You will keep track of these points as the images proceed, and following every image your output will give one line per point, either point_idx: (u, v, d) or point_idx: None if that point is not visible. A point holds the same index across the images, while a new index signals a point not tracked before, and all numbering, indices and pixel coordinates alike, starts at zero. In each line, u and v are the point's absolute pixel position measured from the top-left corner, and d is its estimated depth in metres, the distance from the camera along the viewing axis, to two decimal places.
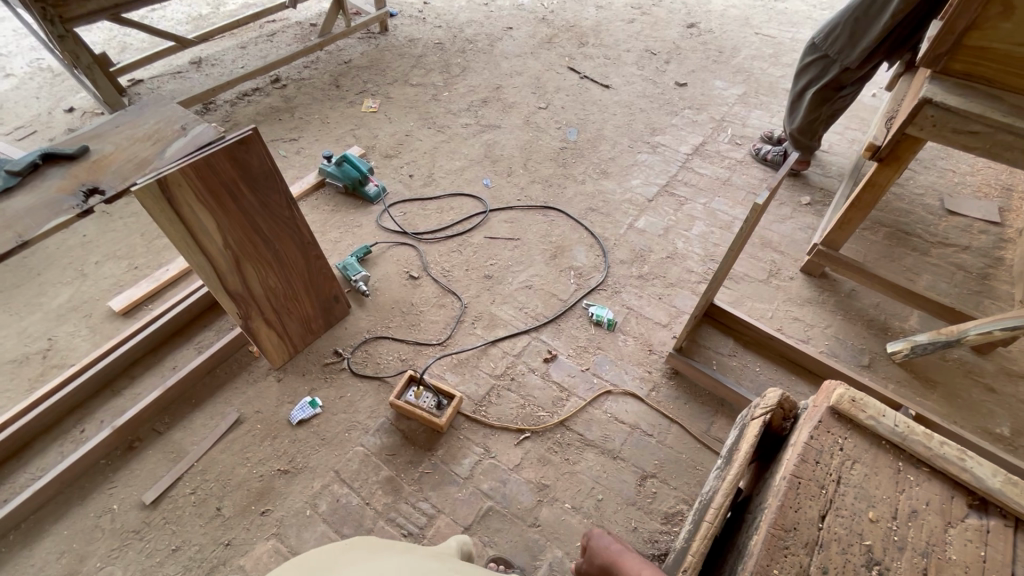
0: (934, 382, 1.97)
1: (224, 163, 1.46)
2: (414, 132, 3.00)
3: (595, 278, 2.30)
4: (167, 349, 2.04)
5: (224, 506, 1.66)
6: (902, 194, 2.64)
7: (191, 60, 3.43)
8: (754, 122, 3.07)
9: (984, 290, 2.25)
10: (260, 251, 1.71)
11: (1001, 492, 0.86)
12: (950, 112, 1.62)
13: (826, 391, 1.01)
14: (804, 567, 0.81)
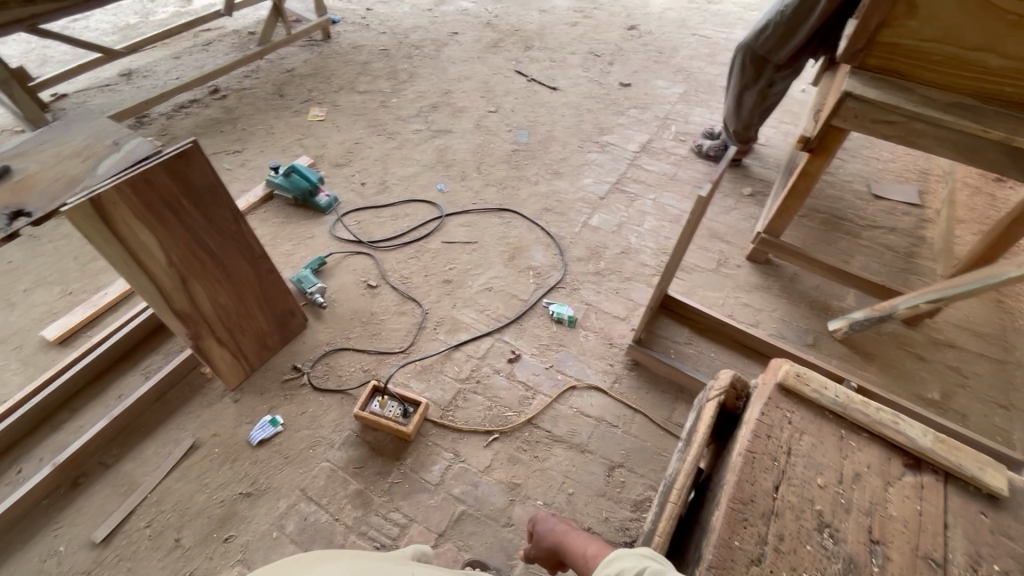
0: (872, 356, 2.12)
1: (163, 178, 1.41)
2: (364, 140, 2.96)
3: (554, 276, 2.34)
4: (110, 377, 1.93)
5: (183, 537, 1.58)
6: (833, 182, 2.82)
7: (120, 72, 3.26)
8: (695, 119, 3.21)
9: (910, 267, 2.43)
10: (208, 268, 1.65)
11: (931, 450, 0.94)
12: (869, 104, 1.75)
13: (774, 369, 1.07)
14: (763, 537, 0.86)
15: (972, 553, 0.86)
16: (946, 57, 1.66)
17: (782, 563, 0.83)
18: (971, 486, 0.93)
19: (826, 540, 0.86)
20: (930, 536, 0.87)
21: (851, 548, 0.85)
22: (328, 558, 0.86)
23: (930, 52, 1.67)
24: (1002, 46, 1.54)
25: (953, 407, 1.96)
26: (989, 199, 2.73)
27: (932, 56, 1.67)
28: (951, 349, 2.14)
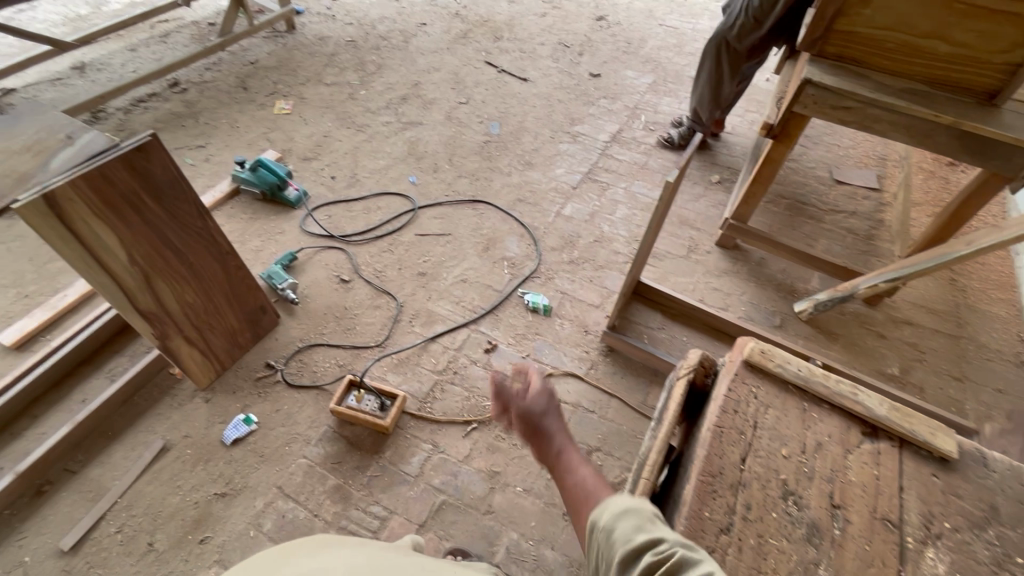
0: (835, 335, 2.20)
1: (121, 172, 1.36)
2: (332, 133, 2.91)
3: (528, 266, 2.35)
4: (73, 382, 1.86)
5: (157, 540, 1.55)
6: (797, 169, 2.91)
7: (72, 65, 3.12)
8: (664, 108, 3.25)
9: (870, 249, 2.53)
10: (172, 265, 1.60)
11: (887, 418, 0.99)
12: (828, 91, 1.81)
13: (740, 347, 1.11)
14: (731, 507, 0.89)
15: (925, 512, 0.91)
16: (899, 44, 1.72)
17: (750, 531, 0.87)
18: (924, 451, 0.98)
19: (790, 507, 0.90)
20: (887, 498, 0.92)
21: (814, 513, 0.89)
22: (331, 545, 0.94)
23: (883, 39, 1.73)
24: (949, 33, 1.61)
25: (910, 381, 2.05)
26: (942, 182, 2.85)
27: (886, 43, 1.73)
28: (908, 326, 2.23)
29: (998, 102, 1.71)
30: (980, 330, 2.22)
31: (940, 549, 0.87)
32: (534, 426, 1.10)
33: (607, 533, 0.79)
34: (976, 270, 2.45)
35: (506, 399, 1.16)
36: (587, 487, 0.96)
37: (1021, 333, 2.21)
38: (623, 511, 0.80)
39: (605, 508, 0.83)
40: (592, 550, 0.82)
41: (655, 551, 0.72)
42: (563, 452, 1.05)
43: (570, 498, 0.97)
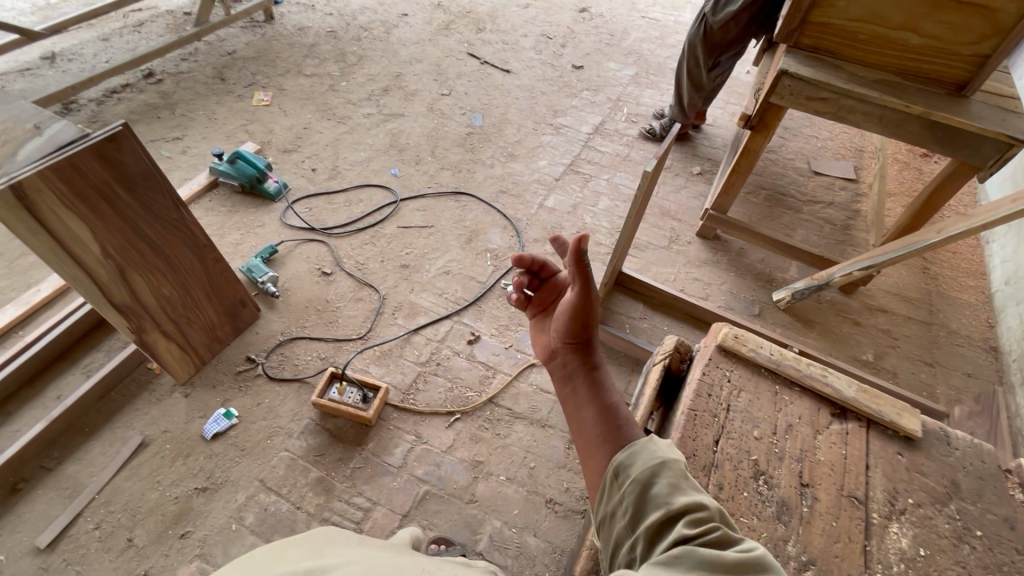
0: (812, 322, 2.24)
1: (91, 162, 1.33)
2: (313, 125, 2.87)
3: (511, 258, 2.36)
4: (47, 378, 1.83)
5: (136, 536, 1.54)
6: (776, 160, 2.95)
7: (41, 55, 3.03)
8: (646, 100, 3.27)
9: (847, 239, 2.58)
10: (148, 258, 1.58)
11: (855, 399, 1.02)
12: (803, 82, 1.83)
13: (714, 332, 1.14)
14: (704, 487, 0.91)
15: (890, 489, 0.93)
16: (871, 36, 1.75)
17: (721, 510, 0.89)
18: (890, 430, 1.01)
19: (761, 486, 0.92)
20: (854, 476, 0.95)
21: (783, 492, 0.92)
22: (327, 544, 0.88)
23: (857, 31, 1.75)
24: (919, 26, 1.64)
25: (884, 366, 2.10)
26: (916, 172, 2.91)
27: (859, 35, 1.76)
28: (883, 313, 2.29)
29: (967, 93, 1.74)
30: (951, 317, 2.28)
31: (904, 524, 0.90)
32: (584, 327, 1.06)
33: (639, 485, 0.80)
34: (948, 258, 2.51)
35: (577, 281, 1.03)
36: (624, 414, 0.95)
37: (990, 319, 2.28)
38: (660, 466, 0.81)
39: (640, 455, 0.83)
40: (614, 494, 0.83)
41: (693, 516, 0.74)
42: (598, 369, 1.06)
43: (598, 415, 0.95)
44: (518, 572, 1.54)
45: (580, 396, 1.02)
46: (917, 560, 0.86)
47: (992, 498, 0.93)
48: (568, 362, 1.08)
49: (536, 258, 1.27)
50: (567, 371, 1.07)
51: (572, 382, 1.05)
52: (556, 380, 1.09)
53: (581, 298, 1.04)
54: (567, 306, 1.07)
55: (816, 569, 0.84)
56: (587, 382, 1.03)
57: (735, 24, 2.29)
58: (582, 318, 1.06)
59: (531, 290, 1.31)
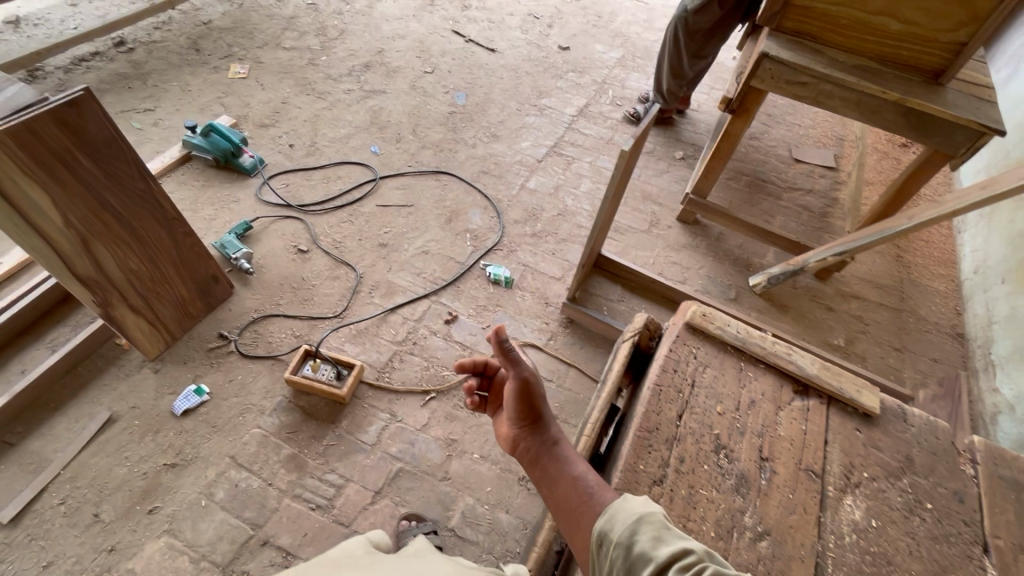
0: (787, 307, 2.28)
1: (51, 128, 1.28)
2: (291, 99, 2.81)
3: (491, 238, 2.34)
4: (10, 352, 1.78)
5: (103, 511, 1.52)
6: (758, 147, 2.96)
7: (5, 19, 2.90)
8: (632, 84, 3.24)
9: (824, 226, 2.61)
10: (112, 229, 1.53)
11: (817, 376, 1.04)
12: (783, 65, 1.83)
13: (683, 310, 1.15)
14: (665, 460, 0.93)
15: (846, 464, 0.96)
16: (853, 21, 1.75)
17: (681, 482, 0.91)
18: (850, 407, 1.03)
19: (721, 459, 0.94)
20: (812, 451, 0.97)
21: (743, 465, 0.93)
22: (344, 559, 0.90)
23: (838, 15, 1.76)
24: (898, 11, 1.65)
25: (854, 351, 2.15)
26: (894, 162, 2.94)
27: (841, 19, 1.76)
28: (855, 300, 2.33)
29: (942, 81, 1.76)
30: (921, 304, 2.33)
31: (858, 496, 0.92)
32: (532, 407, 1.09)
33: (623, 549, 0.78)
34: (921, 247, 2.56)
35: (510, 365, 1.10)
36: (596, 482, 0.90)
37: (958, 306, 2.33)
38: (639, 522, 0.79)
39: (617, 517, 0.81)
40: (602, 564, 0.80)
41: (683, 564, 0.73)
42: (558, 442, 1.04)
43: (570, 491, 0.91)
44: (489, 547, 1.55)
45: (549, 474, 0.98)
46: (869, 531, 0.88)
47: (944, 473, 0.95)
48: (531, 444, 1.06)
49: (477, 360, 1.28)
50: (534, 454, 1.04)
51: (540, 462, 1.02)
52: (526, 466, 1.05)
53: (519, 379, 1.10)
54: (511, 392, 1.11)
55: (771, 539, 0.86)
56: (552, 457, 1.00)
57: (721, 8, 2.27)
58: (527, 398, 1.09)
59: (484, 392, 1.31)
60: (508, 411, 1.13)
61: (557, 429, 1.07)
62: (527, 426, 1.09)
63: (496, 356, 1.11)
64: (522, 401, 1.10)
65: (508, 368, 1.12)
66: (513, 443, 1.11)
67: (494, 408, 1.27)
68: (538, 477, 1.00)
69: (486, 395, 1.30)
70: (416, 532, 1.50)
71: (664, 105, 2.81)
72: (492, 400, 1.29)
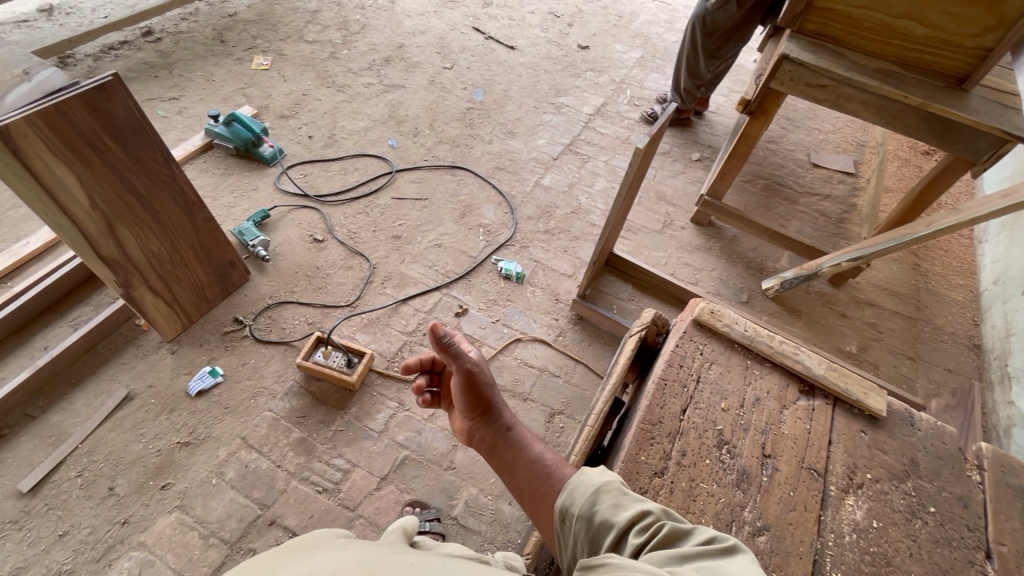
0: (799, 312, 2.26)
1: (80, 112, 1.33)
2: (312, 92, 2.85)
3: (503, 234, 2.36)
4: (34, 329, 1.85)
5: (117, 485, 1.56)
6: (776, 150, 2.93)
7: (39, 7, 2.99)
8: (650, 84, 3.23)
9: (841, 232, 2.58)
10: (135, 211, 1.58)
11: (824, 376, 1.04)
12: (804, 67, 1.82)
13: (691, 307, 1.15)
14: (667, 453, 0.94)
15: (849, 464, 0.95)
16: (876, 24, 1.73)
17: (682, 475, 0.91)
18: (856, 409, 1.02)
19: (723, 455, 0.94)
20: (815, 451, 0.96)
21: (745, 461, 0.94)
22: (315, 551, 0.71)
23: (861, 18, 1.74)
24: (924, 15, 1.62)
25: (866, 358, 2.12)
26: (916, 169, 2.90)
27: (863, 22, 1.74)
28: (869, 307, 2.30)
29: (966, 86, 1.73)
30: (937, 314, 2.30)
31: (860, 497, 0.92)
32: (480, 398, 1.12)
33: (585, 521, 0.80)
34: (939, 256, 2.52)
35: (452, 359, 1.11)
36: (550, 461, 0.97)
37: (976, 317, 2.29)
38: (597, 492, 0.82)
39: (577, 491, 0.84)
40: (567, 538, 0.83)
41: (642, 525, 0.76)
42: (512, 426, 1.09)
43: (528, 473, 0.97)
44: (491, 537, 1.57)
45: (510, 459, 1.03)
46: (869, 531, 0.88)
47: (949, 478, 0.95)
48: (486, 433, 1.09)
49: (423, 359, 1.29)
50: (489, 443, 1.09)
51: (499, 449, 1.07)
52: (484, 454, 1.10)
53: (463, 373, 1.10)
54: (456, 386, 1.11)
55: (770, 535, 0.86)
56: (509, 443, 1.06)
57: (740, 7, 2.25)
58: (473, 389, 1.10)
59: (434, 388, 1.32)
60: (457, 405, 1.14)
61: (509, 413, 1.12)
62: (478, 417, 1.12)
63: (437, 351, 1.11)
64: (468, 393, 1.12)
65: (450, 362, 1.12)
66: (468, 435, 1.14)
67: (446, 402, 1.29)
68: (498, 463, 1.06)
69: (437, 391, 1.31)
70: (422, 520, 1.53)
71: (682, 105, 2.80)
72: (444, 395, 1.31)
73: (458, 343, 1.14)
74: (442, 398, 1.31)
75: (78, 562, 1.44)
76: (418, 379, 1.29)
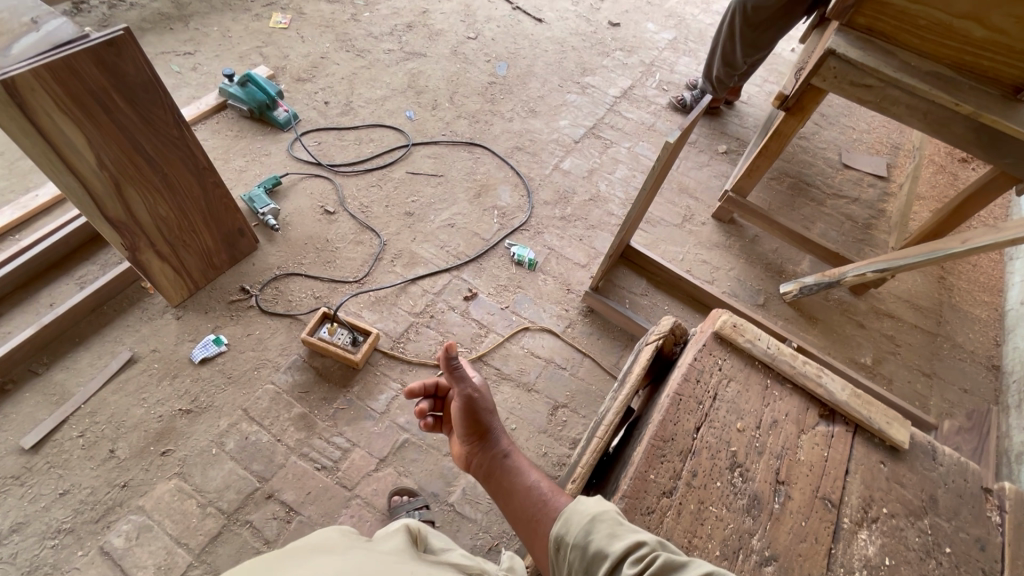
0: (816, 320, 2.20)
1: (88, 68, 1.27)
2: (330, 55, 2.76)
3: (518, 217, 2.29)
4: (41, 284, 1.83)
5: (119, 448, 1.56)
6: (807, 148, 2.82)
7: None
8: (681, 68, 3.09)
9: (866, 238, 2.49)
10: (145, 173, 1.54)
11: (847, 402, 0.99)
12: (849, 64, 1.72)
13: (713, 318, 1.10)
14: (677, 472, 0.90)
15: (865, 496, 0.92)
16: (932, 23, 1.61)
17: (691, 497, 0.88)
18: (876, 439, 0.98)
19: (735, 478, 0.91)
20: (831, 479, 0.93)
21: (757, 486, 0.91)
22: (323, 552, 0.75)
23: (917, 15, 1.62)
24: (987, 16, 1.50)
25: (881, 371, 2.07)
26: (950, 177, 2.78)
27: (918, 20, 1.62)
28: (889, 319, 2.23)
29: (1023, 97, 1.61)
30: (958, 330, 2.23)
31: (873, 531, 0.89)
32: (479, 423, 1.08)
33: (580, 550, 0.78)
34: (967, 271, 2.43)
35: (455, 382, 1.08)
36: (547, 489, 0.93)
37: (999, 337, 2.22)
38: (592, 521, 0.79)
39: (572, 520, 0.81)
40: (562, 566, 0.81)
41: (637, 556, 0.73)
42: (510, 453, 1.05)
43: (525, 501, 0.94)
44: (486, 526, 1.56)
45: (506, 486, 0.99)
46: (881, 568, 0.85)
47: (967, 517, 0.91)
48: (482, 460, 1.05)
49: (428, 383, 1.25)
50: (487, 471, 1.05)
51: (497, 475, 1.03)
52: (482, 481, 1.05)
53: (464, 397, 1.08)
54: (457, 410, 1.08)
55: (778, 565, 0.84)
56: (506, 470, 1.02)
57: None
58: (474, 413, 1.07)
59: (438, 412, 1.27)
60: (456, 429, 1.11)
61: (507, 440, 1.08)
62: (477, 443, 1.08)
63: (443, 372, 1.10)
64: (469, 418, 1.08)
65: (453, 385, 1.10)
66: (466, 461, 1.10)
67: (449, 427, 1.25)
68: (494, 490, 1.02)
69: (441, 415, 1.26)
70: (410, 510, 1.52)
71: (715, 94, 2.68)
72: (447, 419, 1.26)
73: (464, 366, 1.12)
74: (445, 423, 1.27)
75: (76, 522, 1.45)
76: (421, 402, 1.25)
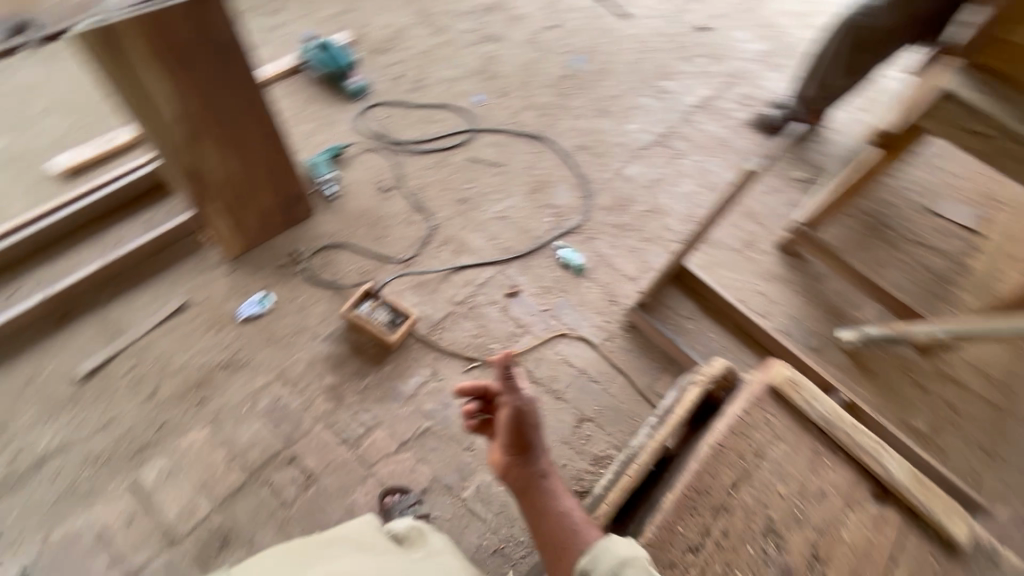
0: (872, 373, 2.05)
1: (179, 23, 1.33)
2: (409, 29, 2.74)
3: (572, 219, 2.24)
4: (111, 220, 1.92)
5: (161, 389, 1.64)
6: (892, 186, 2.61)
7: None
8: (767, 83, 2.92)
9: (942, 293, 2.30)
10: (221, 132, 1.59)
11: (904, 485, 0.91)
12: (960, 104, 1.57)
13: (768, 368, 1.04)
14: (707, 528, 0.86)
15: None
16: None
17: (717, 557, 0.84)
18: (931, 530, 0.90)
19: (768, 546, 0.86)
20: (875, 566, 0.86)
21: (791, 559, 0.85)
22: (351, 548, 0.92)
23: None
24: None
25: (935, 440, 1.92)
26: None
27: None
28: (955, 384, 2.06)
29: None
30: None
31: None
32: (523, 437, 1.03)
33: None
34: None
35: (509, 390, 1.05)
36: (582, 524, 0.91)
37: None
38: (621, 565, 0.76)
39: (602, 557, 0.78)
40: None
41: None
42: (549, 474, 1.00)
43: (557, 530, 0.91)
44: (495, 527, 1.55)
45: (539, 509, 0.96)
46: None
47: None
48: (519, 475, 1.00)
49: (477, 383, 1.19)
50: (521, 489, 1.00)
51: (531, 496, 0.98)
52: (514, 497, 1.01)
53: (514, 407, 1.03)
54: (504, 418, 1.04)
55: None
56: (542, 493, 0.97)
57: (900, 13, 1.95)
58: (521, 426, 1.02)
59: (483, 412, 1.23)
60: (498, 437, 1.05)
61: (548, 461, 1.03)
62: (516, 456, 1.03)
63: (498, 377, 1.07)
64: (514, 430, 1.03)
65: (505, 392, 1.06)
66: (500, 473, 1.05)
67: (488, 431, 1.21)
68: (526, 510, 0.98)
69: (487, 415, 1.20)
70: (403, 508, 1.54)
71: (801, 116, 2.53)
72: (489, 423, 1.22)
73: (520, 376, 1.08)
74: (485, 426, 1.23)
75: (114, 452, 1.53)
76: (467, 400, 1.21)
